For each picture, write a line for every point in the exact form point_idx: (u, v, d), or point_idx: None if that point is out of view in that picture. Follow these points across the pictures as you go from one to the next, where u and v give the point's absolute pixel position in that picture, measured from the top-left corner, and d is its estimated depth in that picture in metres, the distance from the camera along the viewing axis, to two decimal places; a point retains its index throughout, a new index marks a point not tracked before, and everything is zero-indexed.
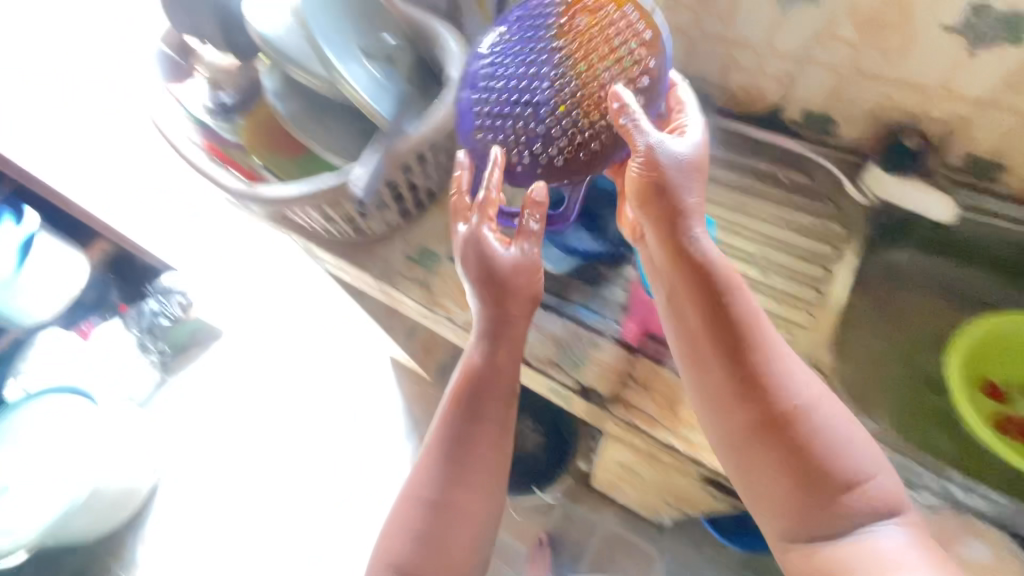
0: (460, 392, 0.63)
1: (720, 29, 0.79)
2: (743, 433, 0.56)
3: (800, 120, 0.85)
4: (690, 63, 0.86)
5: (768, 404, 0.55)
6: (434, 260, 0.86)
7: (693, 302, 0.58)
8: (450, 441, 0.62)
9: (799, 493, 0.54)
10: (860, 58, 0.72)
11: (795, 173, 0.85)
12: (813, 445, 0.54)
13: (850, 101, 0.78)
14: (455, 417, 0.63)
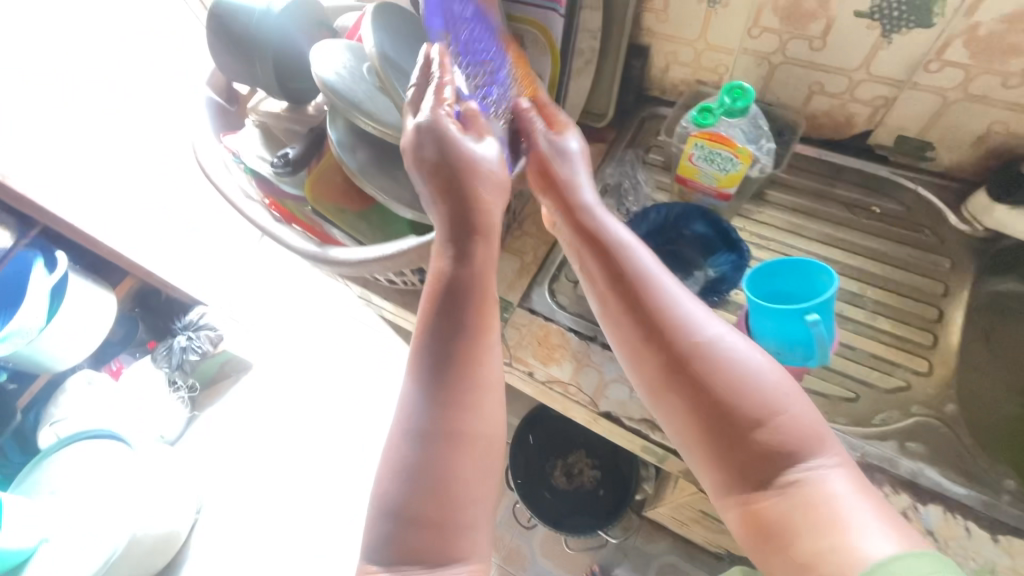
0: (442, 305, 0.55)
1: (809, 56, 0.75)
2: (684, 418, 0.53)
3: (892, 144, 0.80)
4: (770, 88, 0.82)
5: (734, 385, 0.51)
6: (506, 309, 0.80)
7: (597, 262, 0.59)
8: (434, 381, 0.53)
9: (747, 459, 0.49)
10: (974, 83, 0.67)
11: (884, 206, 0.80)
12: (755, 398, 0.50)
13: (955, 124, 0.73)
14: (435, 353, 0.54)
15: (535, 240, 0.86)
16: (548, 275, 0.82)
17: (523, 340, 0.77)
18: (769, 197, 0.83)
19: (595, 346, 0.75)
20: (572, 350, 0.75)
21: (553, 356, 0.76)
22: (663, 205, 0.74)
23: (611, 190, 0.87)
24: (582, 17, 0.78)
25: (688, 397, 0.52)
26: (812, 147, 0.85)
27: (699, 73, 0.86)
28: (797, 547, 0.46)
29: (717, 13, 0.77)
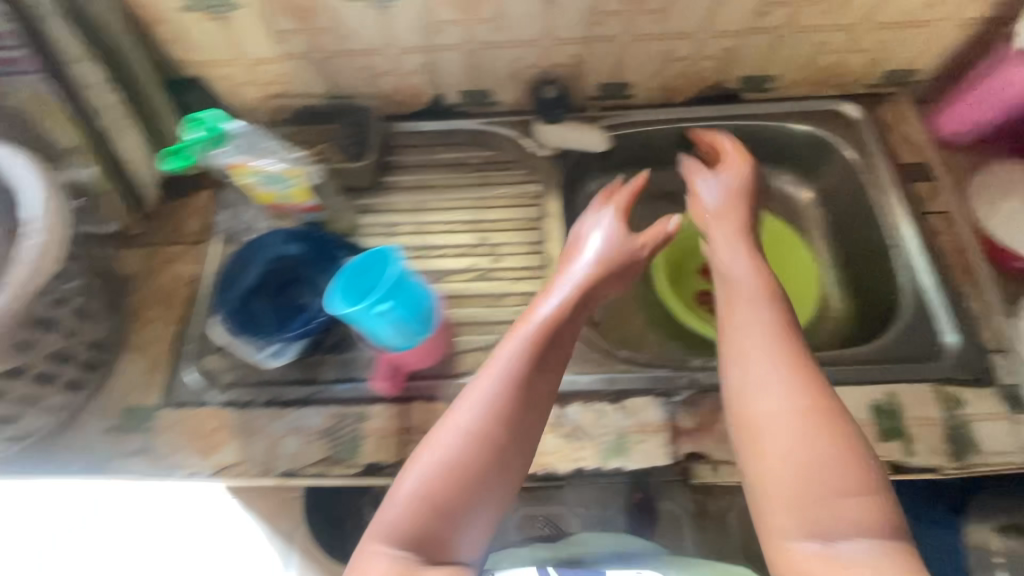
0: (535, 354, 0.58)
1: (495, 35, 0.81)
2: (788, 405, 0.54)
3: (464, 99, 0.90)
4: (334, 81, 0.86)
5: (762, 397, 0.55)
6: (148, 415, 0.70)
7: (752, 305, 0.61)
8: (502, 440, 0.55)
9: (859, 477, 0.50)
10: (612, 32, 0.82)
11: (484, 160, 0.92)
12: (803, 355, 0.57)
13: (634, 60, 0.86)
14: (515, 425, 0.56)
15: (162, 324, 0.76)
16: (189, 351, 0.74)
17: (289, 435, 0.68)
18: (389, 186, 0.90)
19: (254, 406, 0.70)
20: (230, 424, 0.69)
21: (212, 440, 0.68)
22: (282, 233, 0.75)
23: (230, 238, 0.82)
24: (73, 73, 0.69)
25: (773, 395, 0.54)
26: (416, 120, 0.93)
27: (269, 87, 0.87)
28: (798, 523, 0.50)
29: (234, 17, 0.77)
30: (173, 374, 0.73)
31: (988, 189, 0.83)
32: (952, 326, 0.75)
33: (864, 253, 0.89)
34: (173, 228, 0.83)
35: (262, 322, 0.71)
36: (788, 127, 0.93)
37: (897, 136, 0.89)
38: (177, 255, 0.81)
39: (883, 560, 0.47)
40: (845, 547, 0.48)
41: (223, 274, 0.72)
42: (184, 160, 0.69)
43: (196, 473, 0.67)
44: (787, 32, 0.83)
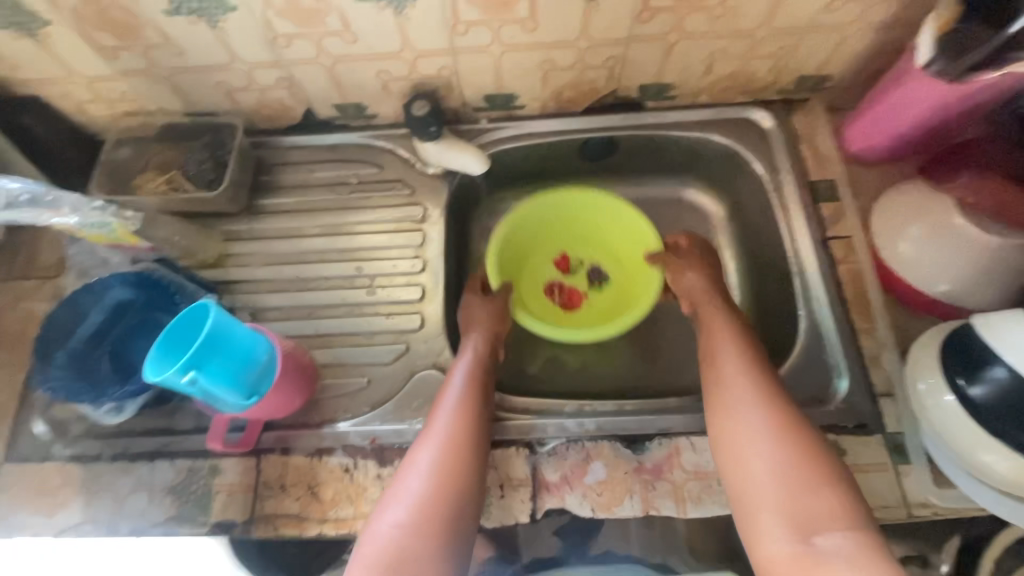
0: (468, 407, 0.63)
1: (523, 38, 0.66)
2: (781, 471, 0.53)
3: (337, 113, 0.79)
4: (189, 99, 0.75)
5: (743, 429, 0.57)
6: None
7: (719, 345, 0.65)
8: (470, 465, 0.58)
9: (825, 467, 0.53)
10: (660, 30, 0.66)
11: (364, 179, 0.81)
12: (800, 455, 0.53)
13: (680, 63, 0.71)
14: (468, 468, 0.58)
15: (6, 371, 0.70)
16: (35, 404, 0.69)
17: (136, 493, 0.64)
18: (266, 210, 0.80)
19: (101, 465, 0.65)
20: (76, 483, 0.65)
21: (58, 501, 0.64)
22: (116, 277, 0.66)
23: (81, 274, 0.74)
24: None
25: (739, 421, 0.57)
26: (304, 133, 0.82)
27: (118, 105, 0.75)
28: (775, 524, 0.51)
29: (51, 43, 0.64)
30: (16, 428, 0.68)
31: (894, 211, 0.67)
32: (843, 359, 0.66)
33: (770, 279, 0.76)
34: (29, 261, 0.76)
35: (97, 376, 0.65)
36: (710, 138, 0.78)
37: (808, 149, 0.76)
38: (26, 292, 0.74)
39: (849, 548, 0.48)
40: (816, 543, 0.49)
41: (45, 325, 0.64)
42: None
43: (40, 534, 0.63)
44: (676, 41, 0.68)
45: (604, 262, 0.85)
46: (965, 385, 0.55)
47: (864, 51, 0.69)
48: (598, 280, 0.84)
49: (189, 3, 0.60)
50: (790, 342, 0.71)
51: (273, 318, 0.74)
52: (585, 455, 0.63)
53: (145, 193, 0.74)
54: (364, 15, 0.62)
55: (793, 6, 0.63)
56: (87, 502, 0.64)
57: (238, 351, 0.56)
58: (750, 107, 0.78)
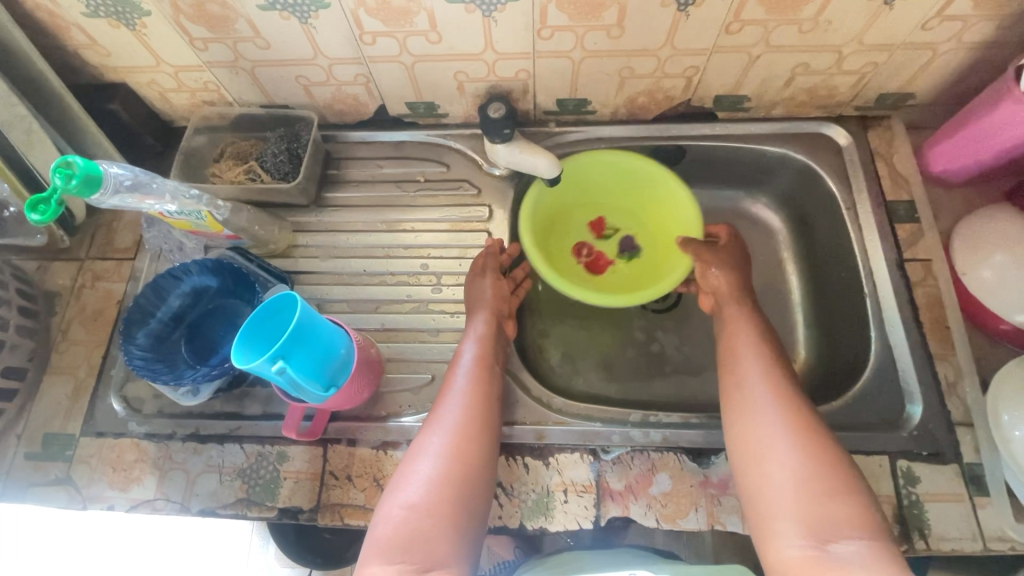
0: (477, 391, 0.63)
1: (608, 44, 0.66)
2: (801, 475, 0.53)
3: (409, 110, 0.80)
4: (268, 91, 0.76)
5: (762, 435, 0.56)
6: (68, 446, 0.68)
7: (744, 358, 0.63)
8: (483, 443, 0.59)
9: (842, 476, 0.52)
10: (747, 42, 0.65)
11: (431, 177, 0.81)
12: (820, 457, 0.54)
13: (761, 76, 0.70)
14: (479, 449, 0.58)
15: (85, 348, 0.73)
16: (112, 380, 0.71)
17: (207, 474, 0.66)
18: (334, 203, 0.81)
19: (173, 444, 0.67)
20: (150, 460, 0.67)
21: (132, 476, 0.66)
22: (196, 263, 0.67)
23: (157, 257, 0.77)
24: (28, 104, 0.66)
25: (760, 427, 0.57)
26: (373, 128, 0.83)
27: (198, 94, 0.77)
28: (790, 529, 0.51)
29: (147, 33, 0.66)
30: (94, 402, 0.70)
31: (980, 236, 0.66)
32: (917, 385, 0.65)
33: (837, 298, 0.75)
34: (107, 241, 0.78)
35: (175, 359, 0.66)
36: (782, 152, 0.77)
37: (885, 168, 0.74)
38: (106, 272, 0.77)
39: (869, 556, 0.48)
40: (833, 550, 0.48)
41: (128, 308, 0.65)
42: (51, 214, 0.49)
43: (115, 507, 0.65)
44: (761, 53, 0.67)
45: (638, 232, 0.83)
46: None
47: (957, 68, 0.67)
48: (628, 251, 0.83)
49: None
50: (860, 363, 0.69)
51: (341, 311, 0.75)
52: (650, 465, 0.63)
53: (225, 181, 0.76)
54: (454, 17, 0.62)
55: (888, 22, 0.61)
56: (160, 479, 0.66)
57: (319, 343, 0.57)
58: (825, 122, 0.77)
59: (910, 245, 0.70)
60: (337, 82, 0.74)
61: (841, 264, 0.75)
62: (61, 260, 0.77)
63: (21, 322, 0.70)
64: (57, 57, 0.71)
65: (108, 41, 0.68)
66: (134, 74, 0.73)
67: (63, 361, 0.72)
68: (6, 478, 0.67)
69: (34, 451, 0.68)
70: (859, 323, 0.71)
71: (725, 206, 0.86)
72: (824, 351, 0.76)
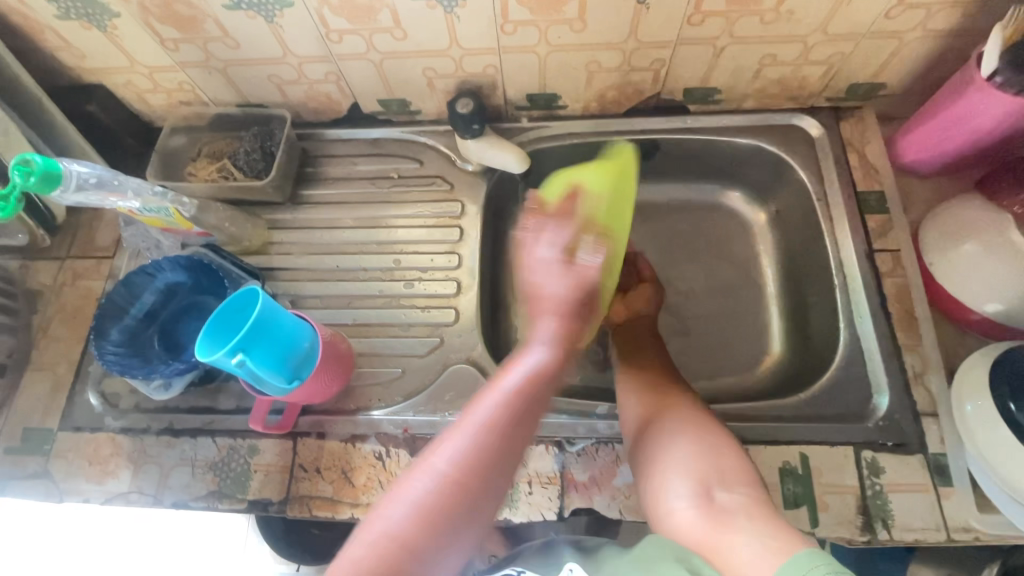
0: (504, 420, 0.47)
1: (572, 38, 0.66)
2: (687, 439, 0.54)
3: (382, 108, 0.80)
4: (242, 91, 0.77)
5: (637, 412, 0.60)
6: (46, 440, 0.70)
7: (625, 365, 0.67)
8: (496, 477, 0.46)
9: (720, 437, 0.54)
10: (710, 34, 0.65)
11: (405, 173, 0.82)
12: (698, 422, 0.56)
13: (729, 67, 0.70)
14: (490, 482, 0.45)
15: (64, 344, 0.74)
16: (90, 376, 0.73)
17: (180, 467, 0.67)
18: (309, 200, 0.82)
19: (148, 438, 0.69)
20: (126, 453, 0.68)
21: (108, 469, 0.68)
22: (167, 260, 0.68)
23: (135, 255, 0.78)
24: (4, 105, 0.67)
25: (631, 413, 0.60)
26: (349, 126, 0.84)
27: (174, 95, 0.78)
28: (676, 485, 0.51)
29: (118, 34, 0.67)
30: (73, 397, 0.72)
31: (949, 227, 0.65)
32: (886, 376, 0.64)
33: (809, 289, 0.75)
34: (88, 240, 0.80)
35: (148, 355, 0.68)
36: (754, 144, 0.77)
37: (857, 158, 0.74)
38: (86, 270, 0.78)
39: (749, 505, 0.47)
40: (717, 500, 0.48)
41: (101, 304, 0.67)
42: (11, 210, 0.51)
43: (91, 500, 0.67)
44: (726, 45, 0.67)
45: None
46: (1013, 404, 0.56)
47: (926, 56, 0.67)
48: None
49: None
50: (830, 354, 0.69)
51: (313, 307, 0.76)
52: (615, 457, 0.63)
53: (198, 179, 0.77)
54: (416, 13, 0.63)
55: (849, 11, 0.61)
56: (135, 472, 0.67)
57: (281, 335, 0.58)
58: (798, 113, 0.77)
59: (880, 236, 0.70)
60: (309, 80, 0.75)
61: (813, 257, 0.74)
62: (42, 259, 0.79)
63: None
64: (35, 59, 0.73)
65: (82, 44, 0.69)
66: (109, 75, 0.74)
67: (43, 357, 0.74)
68: None
69: (13, 446, 0.70)
70: (830, 315, 0.71)
71: (702, 198, 0.86)
72: (798, 343, 0.76)
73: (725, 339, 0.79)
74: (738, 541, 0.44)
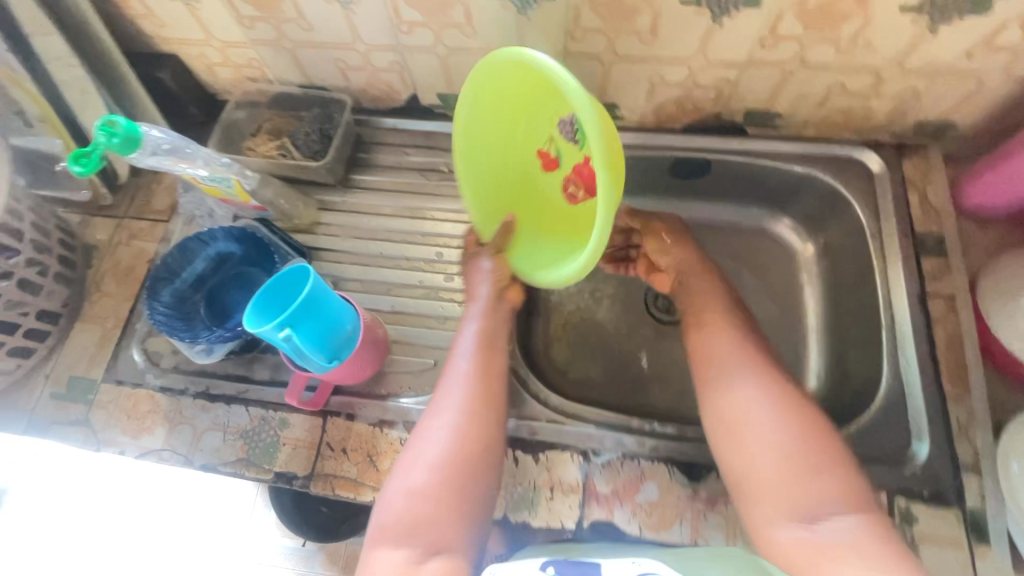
0: (473, 372, 0.63)
1: (641, 50, 0.66)
2: (790, 453, 0.55)
3: (440, 101, 0.81)
4: (307, 72, 0.79)
5: (740, 408, 0.59)
6: (89, 390, 0.72)
7: (718, 347, 0.64)
8: (479, 435, 0.59)
9: (827, 452, 0.55)
10: (781, 59, 0.64)
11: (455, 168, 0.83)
12: (801, 433, 0.56)
13: (795, 93, 0.69)
14: (484, 433, 0.60)
15: (114, 300, 0.77)
16: (135, 333, 0.75)
17: (213, 431, 0.69)
18: (359, 185, 0.83)
19: (185, 399, 0.71)
20: (162, 412, 0.71)
21: (144, 426, 0.70)
22: (221, 229, 0.70)
23: (189, 222, 0.80)
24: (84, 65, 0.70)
25: (743, 398, 0.59)
26: (405, 117, 0.85)
27: (242, 70, 0.81)
28: (779, 512, 0.53)
29: (199, 8, 0.70)
30: (118, 351, 0.74)
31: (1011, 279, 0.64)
32: (926, 424, 0.63)
33: (852, 326, 0.73)
34: (145, 202, 0.82)
35: (195, 320, 0.70)
36: (810, 173, 0.76)
37: (917, 198, 0.72)
38: (141, 231, 0.81)
39: (853, 526, 0.51)
40: (823, 526, 0.51)
41: (156, 266, 0.69)
42: (92, 168, 0.53)
43: (125, 453, 0.69)
44: (796, 70, 0.66)
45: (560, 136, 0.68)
46: None
47: (1002, 100, 0.65)
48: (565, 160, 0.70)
49: None
50: (869, 395, 0.67)
51: (354, 290, 0.77)
52: (639, 473, 0.63)
53: (257, 155, 0.79)
54: (489, 11, 0.64)
55: (930, 47, 0.60)
56: (169, 431, 0.69)
57: (327, 315, 0.60)
58: (860, 146, 0.75)
59: (934, 281, 0.68)
60: (373, 68, 0.76)
61: (859, 294, 0.73)
62: (101, 216, 0.82)
63: (59, 270, 0.74)
64: (117, 25, 0.75)
65: (164, 16, 0.72)
66: (184, 46, 0.77)
67: (93, 311, 0.77)
68: (32, 416, 0.72)
69: (59, 392, 0.73)
70: (872, 355, 0.69)
71: (749, 222, 0.85)
72: (834, 380, 0.74)
73: None
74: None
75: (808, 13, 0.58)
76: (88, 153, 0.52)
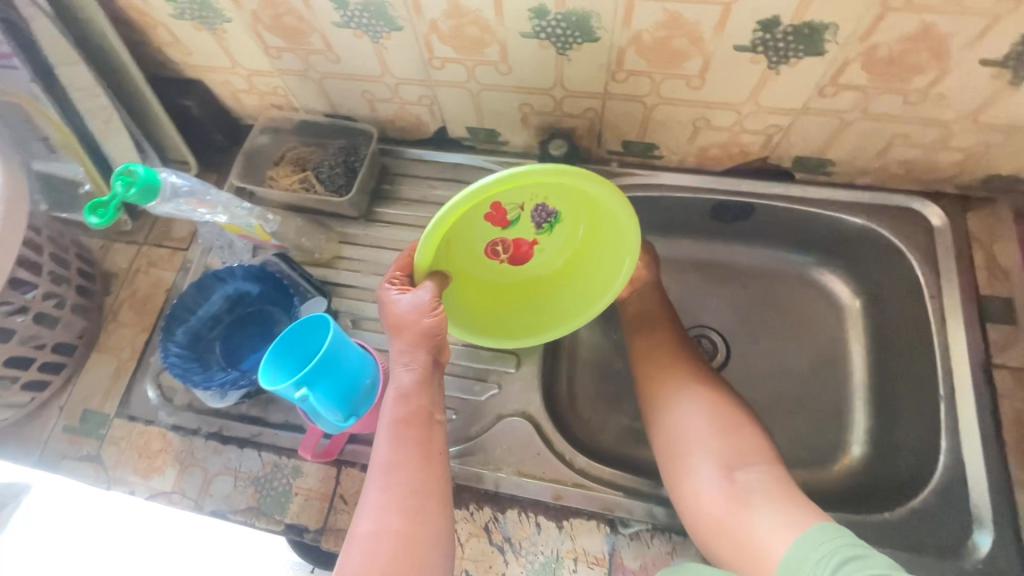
0: (404, 457, 0.54)
1: (687, 94, 0.61)
2: (712, 415, 0.60)
3: (468, 135, 0.78)
4: (333, 102, 0.76)
5: (667, 381, 0.64)
6: (101, 425, 0.71)
7: (648, 333, 0.69)
8: (419, 537, 0.51)
9: (740, 416, 0.60)
10: (840, 108, 0.59)
11: None
12: (722, 401, 0.61)
13: (852, 143, 0.64)
14: (424, 534, 0.52)
15: (130, 331, 0.76)
16: (149, 367, 0.73)
17: (224, 475, 0.67)
18: (382, 218, 0.80)
19: (197, 440, 0.69)
20: (174, 452, 0.68)
21: (155, 466, 0.68)
22: (240, 267, 0.68)
23: (207, 251, 0.78)
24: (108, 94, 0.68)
25: (666, 373, 0.64)
26: (431, 148, 0.82)
27: (267, 98, 0.78)
28: (704, 469, 0.57)
29: (227, 39, 0.68)
30: (132, 385, 0.73)
31: None
32: (990, 513, 0.57)
33: (905, 392, 0.68)
34: (165, 229, 0.81)
35: (210, 361, 0.67)
36: (863, 224, 0.71)
37: (982, 258, 0.67)
38: (160, 259, 0.79)
39: (764, 476, 0.55)
40: (740, 480, 0.55)
41: (172, 305, 0.67)
42: (108, 218, 0.51)
43: (135, 493, 0.67)
44: (856, 120, 0.61)
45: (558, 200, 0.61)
46: None
47: None
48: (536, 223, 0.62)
49: (360, 20, 0.61)
50: (924, 473, 0.62)
51: (373, 329, 0.74)
52: (669, 549, 0.59)
53: (279, 187, 0.77)
54: (526, 51, 0.60)
55: (1009, 103, 0.54)
56: (180, 473, 0.67)
57: (345, 370, 0.57)
58: (918, 198, 0.70)
59: (1001, 351, 0.63)
60: (402, 101, 0.73)
61: (913, 358, 0.67)
62: (120, 242, 0.80)
63: (76, 301, 0.72)
64: (142, 51, 0.74)
65: (190, 44, 0.70)
66: (210, 73, 0.75)
67: (109, 342, 0.75)
68: (43, 450, 0.70)
69: (71, 426, 0.71)
70: (928, 427, 0.64)
71: (791, 269, 0.79)
72: (881, 448, 0.69)
73: (798, 428, 0.73)
74: (760, 521, 0.52)
75: (877, 65, 0.53)
76: (106, 201, 0.50)
